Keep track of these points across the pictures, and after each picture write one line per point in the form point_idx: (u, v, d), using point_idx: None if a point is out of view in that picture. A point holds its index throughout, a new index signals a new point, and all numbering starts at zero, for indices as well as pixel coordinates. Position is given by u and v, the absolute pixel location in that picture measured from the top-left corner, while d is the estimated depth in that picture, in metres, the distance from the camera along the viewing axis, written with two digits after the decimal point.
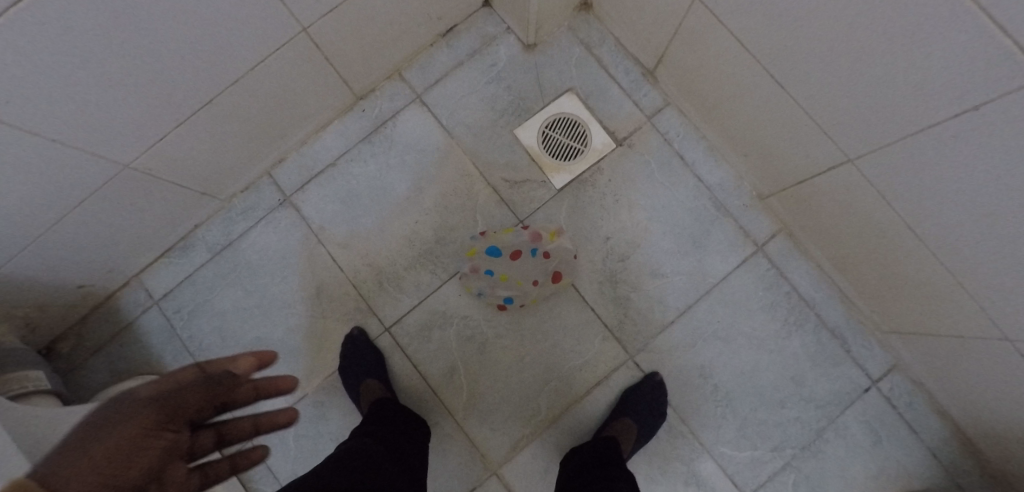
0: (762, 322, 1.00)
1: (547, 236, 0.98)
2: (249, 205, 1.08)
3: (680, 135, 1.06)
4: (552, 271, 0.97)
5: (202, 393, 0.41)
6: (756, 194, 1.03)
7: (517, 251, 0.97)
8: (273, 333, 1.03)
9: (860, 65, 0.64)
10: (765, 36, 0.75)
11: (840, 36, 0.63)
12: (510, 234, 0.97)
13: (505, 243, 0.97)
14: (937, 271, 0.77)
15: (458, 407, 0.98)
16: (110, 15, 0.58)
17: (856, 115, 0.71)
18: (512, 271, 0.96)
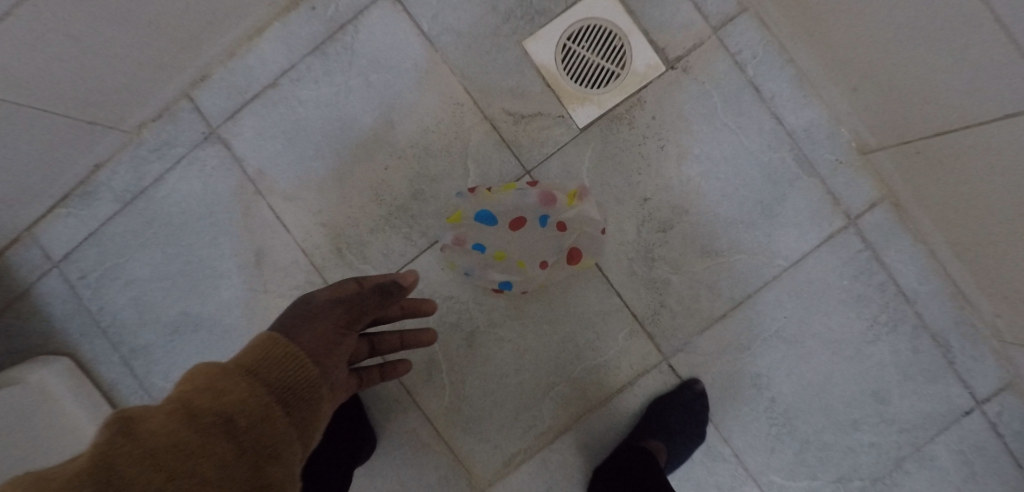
0: (842, 320, 0.75)
1: (564, 200, 0.70)
2: (165, 140, 0.81)
3: (758, 56, 0.75)
4: (568, 249, 0.70)
5: (374, 300, 0.53)
6: (856, 145, 0.75)
7: (520, 219, 0.69)
8: (203, 309, 0.80)
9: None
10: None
11: None
12: (510, 194, 0.69)
13: (503, 208, 0.69)
14: None
15: (438, 412, 0.76)
16: None
17: None
18: (510, 247, 0.69)
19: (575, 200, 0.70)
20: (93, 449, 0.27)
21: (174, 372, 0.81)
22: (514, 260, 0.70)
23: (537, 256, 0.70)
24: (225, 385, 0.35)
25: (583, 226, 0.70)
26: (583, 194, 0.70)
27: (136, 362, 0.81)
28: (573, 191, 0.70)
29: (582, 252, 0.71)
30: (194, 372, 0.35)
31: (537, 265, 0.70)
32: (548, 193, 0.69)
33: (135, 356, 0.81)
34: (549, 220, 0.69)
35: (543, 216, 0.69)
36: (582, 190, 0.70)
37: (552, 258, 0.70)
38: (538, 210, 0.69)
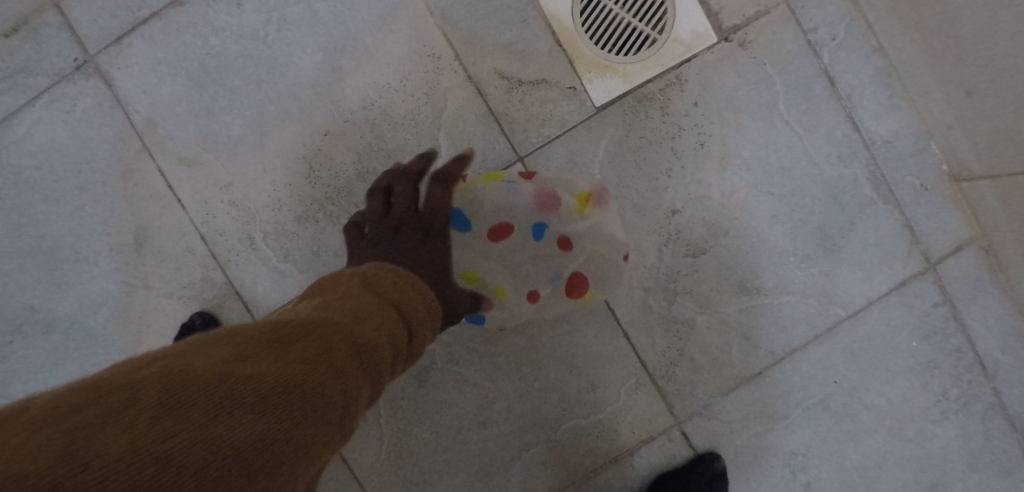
0: (904, 391, 0.59)
1: (575, 204, 0.51)
2: (19, 65, 0.57)
3: (838, 37, 0.57)
4: (567, 274, 0.52)
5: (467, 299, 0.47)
6: (949, 168, 0.57)
7: (504, 228, 0.50)
8: (58, 303, 0.58)
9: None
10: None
11: None
12: (495, 190, 0.50)
13: (482, 209, 0.50)
14: None
15: (370, 470, 0.57)
16: None
17: None
18: (487, 267, 0.50)
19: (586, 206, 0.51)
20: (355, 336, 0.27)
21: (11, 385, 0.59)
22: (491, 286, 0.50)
23: (522, 284, 0.51)
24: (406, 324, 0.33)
25: (592, 246, 0.51)
26: (600, 201, 0.51)
27: None
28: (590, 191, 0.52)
29: (586, 280, 0.52)
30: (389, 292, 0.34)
31: (523, 295, 0.51)
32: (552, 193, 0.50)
33: None
34: (545, 234, 0.50)
35: (537, 226, 0.50)
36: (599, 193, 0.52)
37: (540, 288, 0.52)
38: (533, 216, 0.50)
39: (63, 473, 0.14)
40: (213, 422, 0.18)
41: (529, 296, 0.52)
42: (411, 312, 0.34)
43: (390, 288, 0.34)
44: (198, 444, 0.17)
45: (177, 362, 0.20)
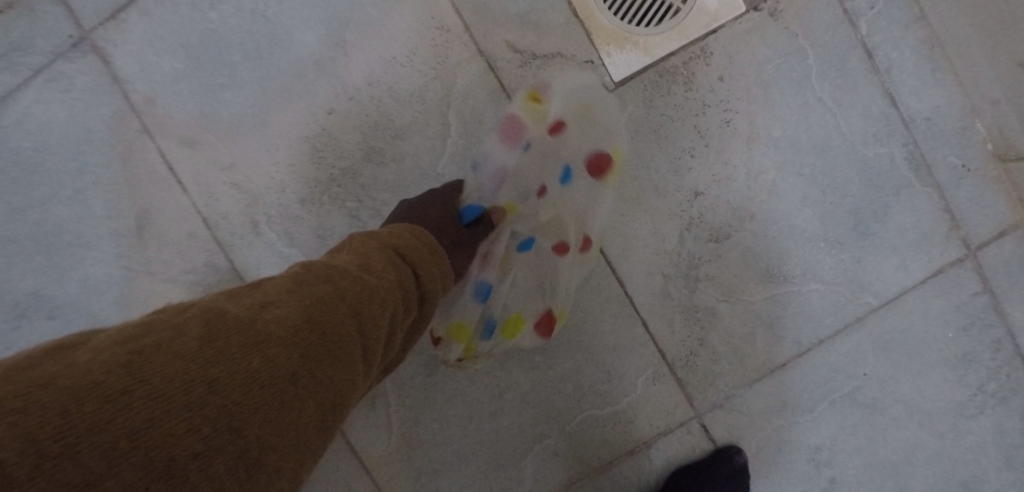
0: (937, 385, 0.55)
1: (572, 113, 0.52)
2: (13, 42, 0.55)
3: (878, 4, 0.53)
4: (599, 181, 0.53)
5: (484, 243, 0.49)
6: (994, 148, 0.53)
7: (531, 181, 0.52)
8: (61, 288, 0.57)
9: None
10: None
11: None
12: (498, 162, 0.51)
13: (501, 184, 0.51)
14: None
15: (378, 459, 0.55)
16: None
17: None
18: (541, 220, 0.53)
19: (586, 107, 0.52)
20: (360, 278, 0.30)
21: None
22: (557, 243, 0.53)
23: (578, 220, 0.53)
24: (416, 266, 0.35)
25: (609, 124, 0.52)
26: (597, 97, 0.52)
27: None
28: (581, 91, 0.52)
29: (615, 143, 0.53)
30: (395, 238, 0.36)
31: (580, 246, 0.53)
32: (547, 124, 0.52)
33: None
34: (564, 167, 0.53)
35: (559, 158, 0.52)
36: (590, 90, 0.52)
37: (599, 227, 0.53)
38: (546, 149, 0.52)
39: (131, 389, 0.18)
40: (250, 355, 0.22)
41: (581, 245, 0.53)
42: (428, 264, 0.36)
43: (389, 235, 0.36)
44: (232, 373, 0.21)
45: (219, 306, 0.24)
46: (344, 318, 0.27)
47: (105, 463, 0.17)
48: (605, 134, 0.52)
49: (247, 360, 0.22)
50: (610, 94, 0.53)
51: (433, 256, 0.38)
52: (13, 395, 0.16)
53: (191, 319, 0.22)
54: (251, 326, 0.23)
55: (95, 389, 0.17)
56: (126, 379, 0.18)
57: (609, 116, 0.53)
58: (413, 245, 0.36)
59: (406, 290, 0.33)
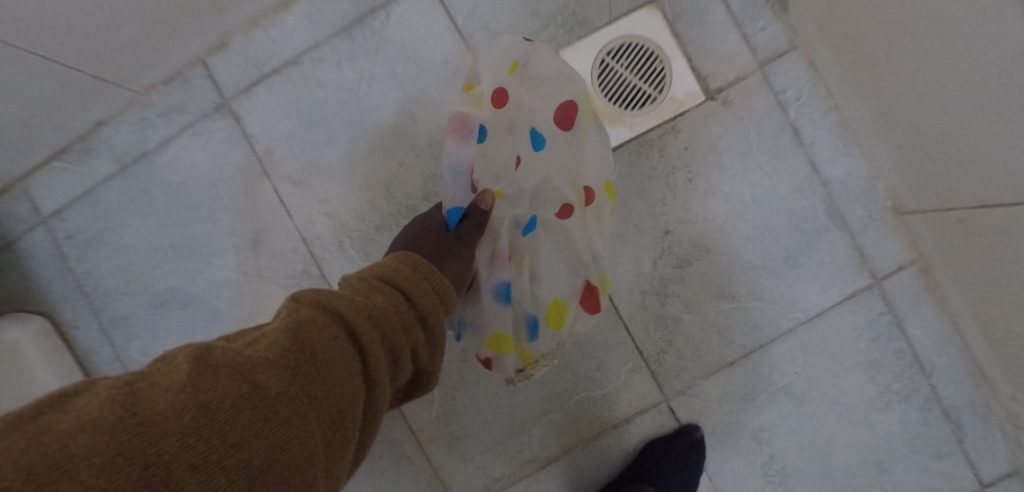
0: (854, 383, 0.72)
1: (504, 81, 0.63)
2: (174, 105, 0.77)
3: (802, 97, 0.72)
4: (569, 130, 0.65)
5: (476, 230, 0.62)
6: (892, 204, 0.71)
7: (509, 155, 0.64)
8: (193, 287, 0.76)
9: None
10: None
11: None
12: (468, 154, 0.63)
13: (481, 169, 0.64)
14: None
15: (423, 424, 0.74)
16: None
17: None
18: (541, 182, 0.64)
19: (514, 70, 0.64)
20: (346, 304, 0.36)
21: (153, 347, 0.77)
22: (563, 202, 0.64)
23: (570, 172, 0.65)
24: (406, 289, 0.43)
25: (552, 81, 0.65)
26: (520, 57, 0.64)
27: (115, 333, 0.78)
28: (504, 62, 0.63)
29: (569, 94, 0.64)
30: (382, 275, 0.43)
31: (585, 191, 0.64)
32: (488, 102, 0.63)
33: (114, 326, 0.78)
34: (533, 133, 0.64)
35: (522, 122, 0.64)
36: (508, 55, 0.63)
37: (592, 171, 0.65)
38: (502, 121, 0.63)
39: (129, 417, 0.22)
40: (240, 379, 0.27)
41: (588, 198, 0.65)
42: (415, 284, 0.43)
43: (374, 273, 0.43)
44: (222, 395, 0.25)
45: (211, 348, 0.29)
46: (328, 338, 0.33)
47: (105, 478, 0.20)
48: (555, 89, 0.65)
49: (237, 385, 0.26)
50: (529, 51, 0.64)
51: (422, 283, 0.44)
52: (32, 436, 0.20)
53: (192, 355, 0.28)
54: (240, 358, 0.28)
55: (98, 421, 0.22)
56: (133, 408, 0.23)
57: (537, 72, 0.65)
58: (398, 276, 0.43)
59: (392, 311, 0.39)
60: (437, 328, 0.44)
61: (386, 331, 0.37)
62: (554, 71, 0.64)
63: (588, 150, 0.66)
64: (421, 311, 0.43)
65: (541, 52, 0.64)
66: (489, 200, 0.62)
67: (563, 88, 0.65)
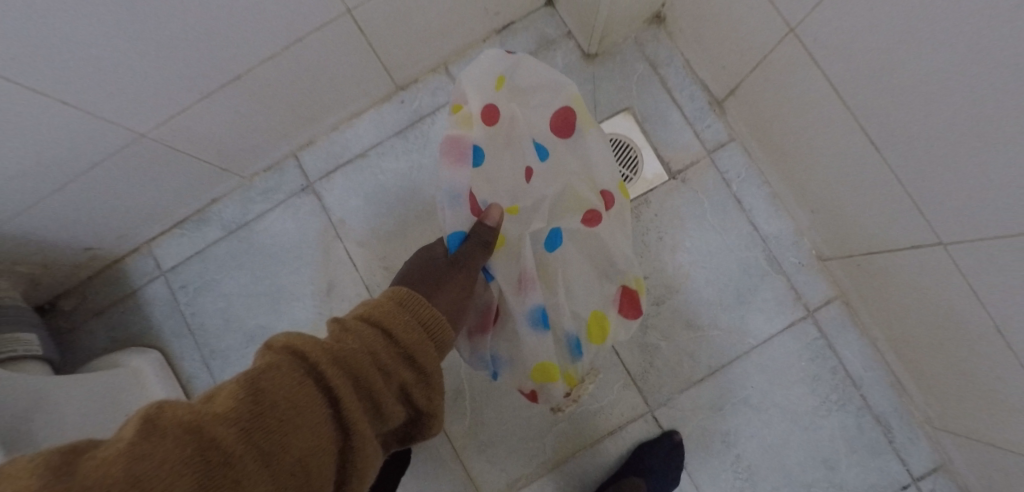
0: (800, 395, 0.90)
1: (492, 97, 0.63)
2: (272, 186, 1.02)
3: (740, 175, 0.97)
4: (568, 135, 0.70)
5: (478, 253, 0.58)
6: (816, 253, 0.94)
7: (515, 170, 0.65)
8: (278, 324, 0.98)
9: (1006, 135, 0.53)
10: (876, 80, 0.65)
11: (947, 97, 0.57)
12: (465, 180, 0.60)
13: (484, 190, 0.62)
14: (1009, 372, 0.68)
15: (459, 435, 0.92)
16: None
17: (952, 189, 0.63)
18: (556, 190, 0.67)
19: (501, 84, 0.65)
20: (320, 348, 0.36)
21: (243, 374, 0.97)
22: (587, 209, 0.69)
23: (583, 176, 0.70)
24: (388, 327, 0.42)
25: (542, 91, 0.68)
26: (505, 68, 0.65)
27: (213, 363, 0.98)
28: (491, 77, 0.63)
29: (560, 102, 0.68)
30: (366, 314, 0.43)
31: (603, 193, 0.70)
32: (478, 119, 0.61)
33: (213, 357, 0.98)
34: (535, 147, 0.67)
35: (520, 136, 0.66)
36: (493, 69, 0.63)
37: (603, 175, 0.70)
38: (498, 136, 0.64)
39: (62, 480, 0.22)
40: (190, 435, 0.26)
41: (607, 201, 0.71)
42: (396, 320, 0.43)
43: (361, 313, 0.43)
44: (166, 455, 0.25)
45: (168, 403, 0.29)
46: (291, 384, 0.32)
47: None
48: (547, 99, 0.68)
49: (182, 443, 0.26)
50: (513, 61, 0.65)
51: (402, 318, 0.44)
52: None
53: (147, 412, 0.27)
54: (195, 413, 0.28)
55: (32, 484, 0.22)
56: (67, 471, 0.23)
57: (524, 83, 0.67)
58: (382, 314, 0.43)
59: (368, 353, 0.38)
60: (425, 365, 0.43)
61: (357, 371, 0.37)
62: (543, 79, 0.68)
63: (594, 154, 0.70)
64: (404, 348, 0.42)
65: (525, 63, 0.66)
66: (497, 215, 0.59)
67: (557, 94, 0.68)
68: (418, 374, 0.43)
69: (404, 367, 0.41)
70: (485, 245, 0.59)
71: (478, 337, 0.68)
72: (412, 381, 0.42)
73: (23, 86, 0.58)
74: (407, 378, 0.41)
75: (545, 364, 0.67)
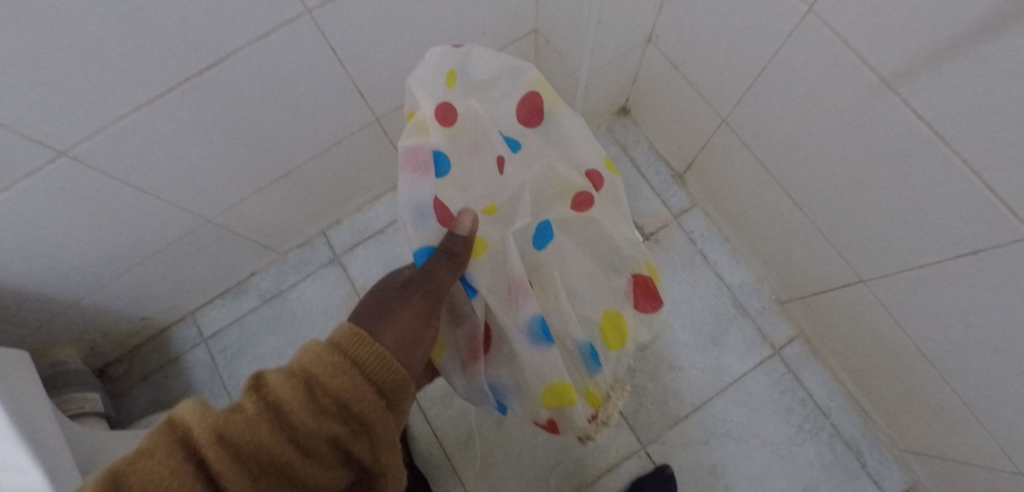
0: (777, 426, 1.01)
1: (445, 94, 0.52)
2: (304, 259, 1.18)
3: (704, 235, 1.15)
4: (537, 124, 0.60)
5: (445, 268, 0.51)
6: (775, 298, 1.08)
7: (485, 167, 0.56)
8: None
9: (878, 188, 0.71)
10: (792, 154, 0.84)
11: (835, 165, 0.77)
12: (432, 191, 0.51)
13: (458, 198, 0.54)
14: (937, 384, 0.81)
15: (471, 479, 1.00)
16: (244, 101, 0.76)
17: (858, 236, 0.80)
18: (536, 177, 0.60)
19: (453, 81, 0.53)
20: (205, 425, 0.34)
21: None
22: (576, 192, 0.63)
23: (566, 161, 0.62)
24: (310, 376, 0.39)
25: (501, 80, 0.57)
26: (454, 61, 0.52)
27: None
28: (439, 73, 0.51)
29: (525, 85, 0.57)
30: (296, 363, 0.40)
31: (589, 172, 0.63)
32: (434, 123, 0.50)
33: None
34: (503, 140, 0.57)
35: (487, 131, 0.55)
36: (440, 62, 0.51)
37: (585, 152, 0.62)
38: (459, 140, 0.54)
39: None
40: None
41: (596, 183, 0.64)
42: (323, 365, 0.40)
43: (294, 361, 0.41)
44: None
45: None
46: (157, 474, 0.31)
47: None
48: (508, 87, 0.57)
49: None
50: (464, 52, 0.53)
51: (333, 362, 0.40)
52: None
53: None
54: None
55: None
56: None
57: (479, 75, 0.55)
58: (309, 363, 0.40)
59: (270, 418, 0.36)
60: (363, 415, 0.39)
61: (254, 445, 0.35)
62: (499, 68, 0.55)
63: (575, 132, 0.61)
64: (333, 398, 0.39)
65: (476, 50, 0.53)
66: (470, 221, 0.51)
67: (518, 82, 0.57)
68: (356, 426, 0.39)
69: (332, 421, 0.38)
70: (453, 258, 0.51)
71: (471, 364, 0.62)
72: (347, 434, 0.39)
73: (129, 185, 0.77)
74: (339, 432, 0.38)
75: (564, 384, 0.62)
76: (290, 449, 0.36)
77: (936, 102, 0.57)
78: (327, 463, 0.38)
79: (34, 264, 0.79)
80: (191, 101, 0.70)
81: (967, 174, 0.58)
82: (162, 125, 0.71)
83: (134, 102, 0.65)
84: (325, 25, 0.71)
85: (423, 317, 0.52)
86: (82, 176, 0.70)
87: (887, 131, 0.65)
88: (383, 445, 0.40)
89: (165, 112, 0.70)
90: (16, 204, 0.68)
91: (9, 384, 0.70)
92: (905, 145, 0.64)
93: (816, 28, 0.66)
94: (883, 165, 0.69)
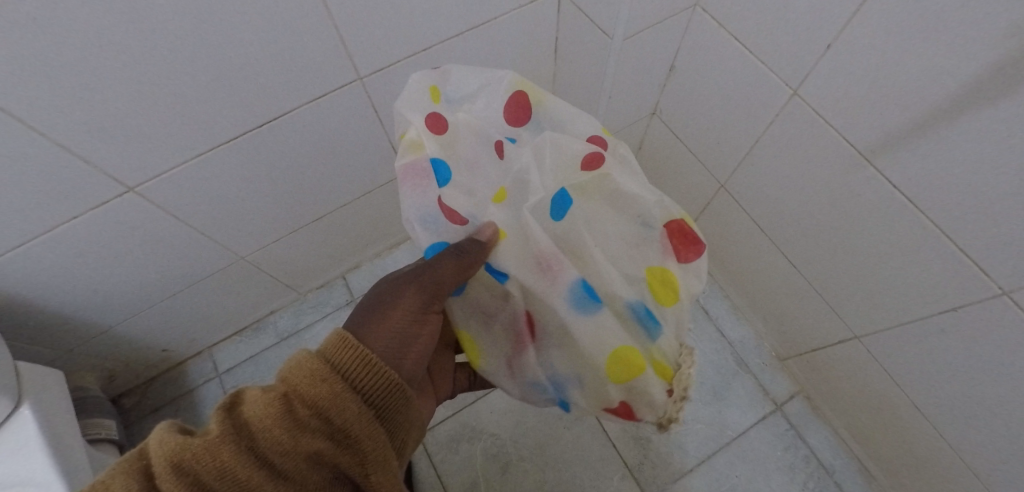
0: (781, 483, 1.01)
1: (433, 107, 0.58)
2: (323, 300, 1.23)
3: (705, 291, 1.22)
4: (529, 120, 0.59)
5: (449, 267, 0.52)
6: (776, 354, 1.12)
7: (485, 165, 0.57)
8: None
9: (862, 249, 0.79)
10: (784, 218, 0.92)
11: (822, 228, 0.85)
12: (435, 194, 0.54)
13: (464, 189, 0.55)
14: (934, 440, 0.83)
15: None
16: (296, 149, 0.85)
17: (848, 294, 0.86)
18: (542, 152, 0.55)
19: (438, 97, 0.59)
20: (168, 451, 0.38)
21: None
22: (581, 156, 0.56)
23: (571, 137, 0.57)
24: (288, 390, 0.42)
25: (484, 91, 0.60)
26: (436, 81, 0.59)
27: None
28: (422, 91, 0.58)
29: (506, 88, 0.58)
30: (280, 376, 0.44)
31: (590, 137, 0.57)
32: (425, 134, 0.55)
33: None
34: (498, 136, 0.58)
35: (479, 131, 0.58)
36: (422, 83, 0.58)
37: (581, 126, 0.58)
38: (455, 144, 0.56)
39: None
40: None
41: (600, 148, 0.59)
42: (301, 378, 0.43)
43: (281, 372, 0.44)
44: None
45: None
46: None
47: None
48: (493, 94, 0.59)
49: None
50: (442, 74, 0.60)
51: (311, 373, 0.43)
52: None
53: None
54: None
55: None
56: None
57: (463, 91, 0.60)
58: (289, 377, 0.43)
59: (236, 438, 0.40)
60: (342, 426, 0.42)
61: (217, 465, 0.38)
62: (480, 80, 0.60)
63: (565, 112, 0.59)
64: (312, 410, 0.42)
65: (454, 71, 0.60)
66: (492, 229, 0.52)
67: (499, 88, 0.59)
68: (338, 438, 0.42)
69: (308, 436, 0.41)
70: (458, 260, 0.52)
71: (519, 355, 0.59)
72: (328, 448, 0.42)
73: (183, 222, 0.85)
74: (319, 446, 0.41)
75: (615, 351, 0.55)
76: (260, 471, 0.40)
77: (907, 174, 0.65)
78: (307, 472, 0.42)
79: (79, 289, 0.85)
80: (250, 147, 0.80)
81: (939, 236, 0.66)
82: (221, 168, 0.80)
83: (203, 148, 0.75)
84: (372, 88, 0.82)
85: (420, 315, 0.56)
86: (141, 209, 0.78)
87: (867, 198, 0.73)
88: (369, 457, 0.43)
89: (226, 158, 0.79)
90: (80, 231, 0.75)
91: (48, 402, 0.74)
92: (883, 213, 0.72)
93: (801, 108, 0.76)
94: (863, 228, 0.77)
